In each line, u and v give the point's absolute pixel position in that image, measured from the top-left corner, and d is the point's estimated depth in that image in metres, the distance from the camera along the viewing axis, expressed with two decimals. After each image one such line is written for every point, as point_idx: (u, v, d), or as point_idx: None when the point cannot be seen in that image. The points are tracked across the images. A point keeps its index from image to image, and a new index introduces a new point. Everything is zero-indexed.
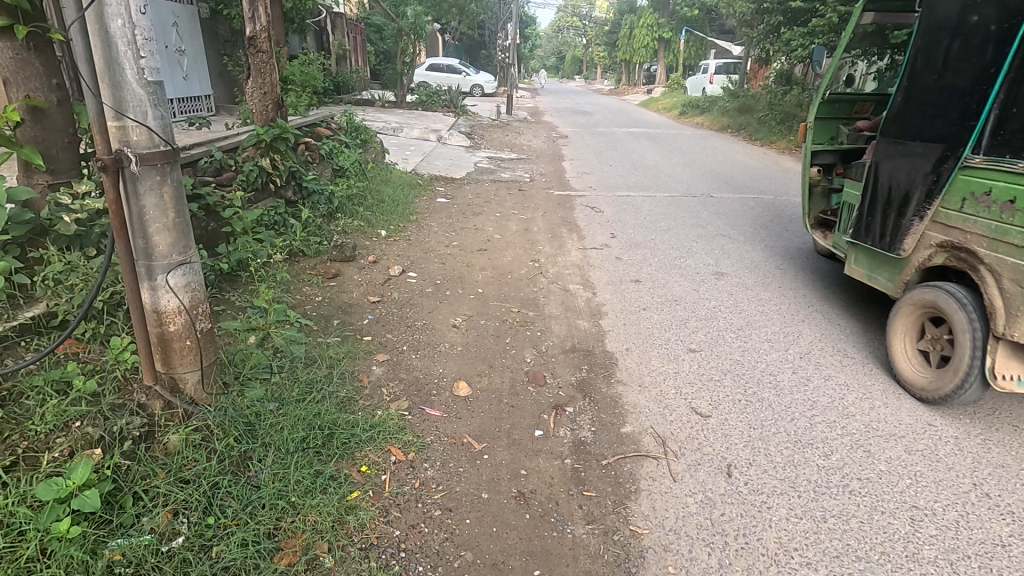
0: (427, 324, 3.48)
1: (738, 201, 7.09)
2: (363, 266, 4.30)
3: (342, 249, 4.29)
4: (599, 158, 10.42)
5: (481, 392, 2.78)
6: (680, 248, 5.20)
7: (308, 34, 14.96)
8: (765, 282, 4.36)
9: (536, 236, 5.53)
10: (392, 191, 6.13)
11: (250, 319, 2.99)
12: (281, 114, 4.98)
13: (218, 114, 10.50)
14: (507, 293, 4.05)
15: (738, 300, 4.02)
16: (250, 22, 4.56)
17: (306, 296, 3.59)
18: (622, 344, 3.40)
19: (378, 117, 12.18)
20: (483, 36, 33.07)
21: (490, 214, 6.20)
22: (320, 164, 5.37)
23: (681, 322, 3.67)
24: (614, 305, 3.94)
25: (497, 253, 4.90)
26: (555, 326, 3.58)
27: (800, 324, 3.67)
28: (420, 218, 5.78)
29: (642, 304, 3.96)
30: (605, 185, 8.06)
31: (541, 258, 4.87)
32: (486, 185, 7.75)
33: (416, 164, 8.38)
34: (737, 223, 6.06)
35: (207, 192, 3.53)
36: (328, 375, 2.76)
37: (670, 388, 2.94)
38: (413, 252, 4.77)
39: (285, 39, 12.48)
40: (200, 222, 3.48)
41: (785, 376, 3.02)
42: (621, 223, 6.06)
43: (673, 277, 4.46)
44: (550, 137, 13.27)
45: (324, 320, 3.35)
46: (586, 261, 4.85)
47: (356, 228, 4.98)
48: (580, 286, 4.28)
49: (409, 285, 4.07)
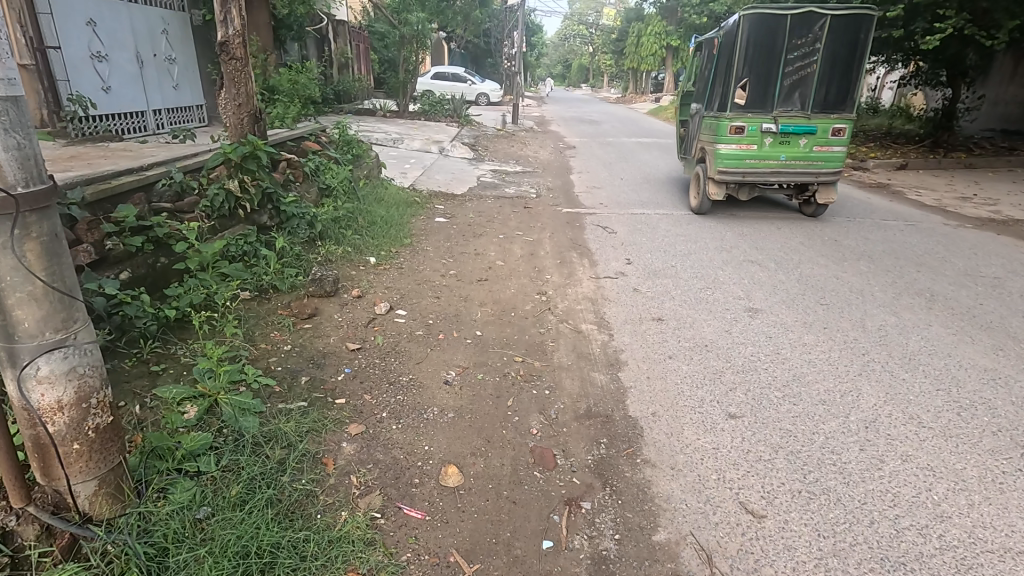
0: (414, 381, 2.92)
1: (763, 220, 6.52)
2: (345, 304, 3.75)
3: (321, 285, 3.75)
4: (609, 171, 9.89)
5: (474, 483, 2.23)
6: (704, 278, 4.64)
7: (307, 42, 14.54)
8: (807, 321, 3.78)
9: (543, 262, 4.99)
10: (385, 211, 5.60)
11: (195, 384, 2.45)
12: (261, 129, 4.47)
13: (209, 125, 10.06)
14: (510, 337, 3.49)
15: (779, 347, 3.44)
16: (222, 25, 4.05)
17: (272, 345, 3.05)
18: (648, 407, 2.83)
19: (378, 128, 11.71)
20: (489, 44, 32.76)
21: (493, 235, 5.67)
22: (304, 183, 4.86)
23: (715, 377, 3.09)
24: (635, 353, 3.38)
25: (500, 284, 4.35)
26: (566, 382, 3.02)
27: (857, 378, 3.09)
28: (415, 241, 5.25)
29: (667, 350, 3.39)
30: (617, 202, 7.50)
31: (549, 290, 4.32)
32: (489, 202, 7.22)
33: (415, 178, 7.87)
34: (764, 246, 5.49)
35: (156, 223, 3.00)
36: (283, 463, 2.20)
37: (710, 473, 2.36)
38: (406, 284, 4.23)
39: (282, 47, 12.05)
40: (147, 259, 2.95)
41: (851, 456, 2.44)
42: (637, 246, 5.50)
43: (700, 315, 3.90)
44: (556, 148, 12.75)
45: (290, 378, 2.80)
46: (599, 293, 4.30)
47: (341, 256, 4.43)
48: (593, 326, 3.72)
49: (396, 327, 3.53)
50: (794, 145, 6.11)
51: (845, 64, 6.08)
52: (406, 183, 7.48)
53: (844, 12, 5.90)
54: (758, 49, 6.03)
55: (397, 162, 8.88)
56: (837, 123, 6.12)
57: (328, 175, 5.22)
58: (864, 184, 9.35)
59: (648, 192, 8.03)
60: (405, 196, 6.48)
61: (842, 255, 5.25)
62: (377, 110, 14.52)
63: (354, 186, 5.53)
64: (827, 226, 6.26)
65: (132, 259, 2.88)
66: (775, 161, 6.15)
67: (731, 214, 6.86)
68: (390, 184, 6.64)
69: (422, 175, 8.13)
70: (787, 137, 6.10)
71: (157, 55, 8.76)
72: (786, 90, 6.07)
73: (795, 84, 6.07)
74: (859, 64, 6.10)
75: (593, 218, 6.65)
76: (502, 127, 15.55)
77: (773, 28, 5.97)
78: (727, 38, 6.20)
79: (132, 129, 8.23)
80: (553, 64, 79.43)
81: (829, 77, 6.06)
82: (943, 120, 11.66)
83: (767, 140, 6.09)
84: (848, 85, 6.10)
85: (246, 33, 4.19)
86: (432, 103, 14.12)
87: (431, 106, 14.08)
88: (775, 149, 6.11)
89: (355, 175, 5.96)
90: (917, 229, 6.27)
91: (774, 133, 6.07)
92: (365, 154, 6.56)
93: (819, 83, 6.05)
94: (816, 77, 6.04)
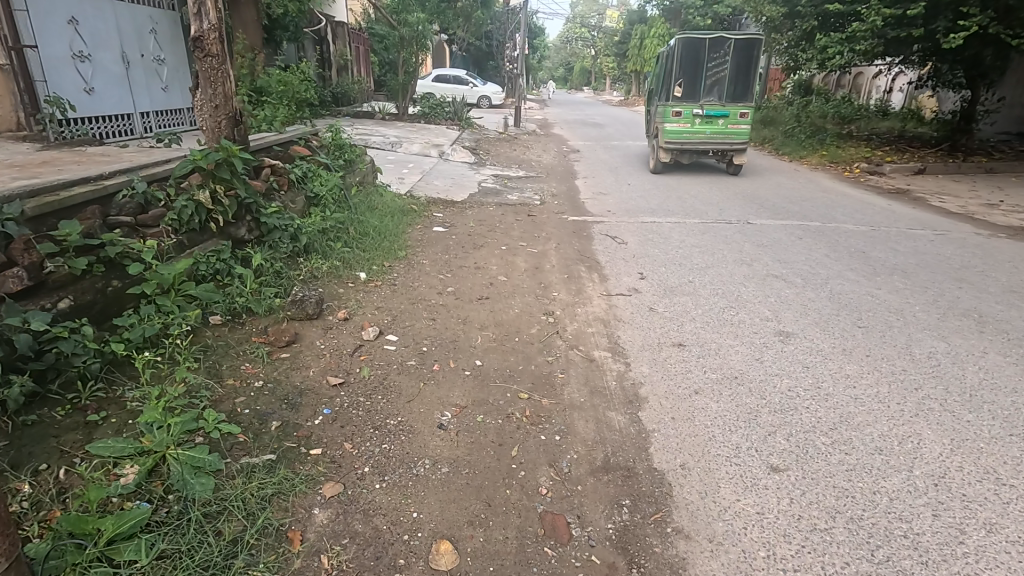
0: (403, 425, 2.52)
1: (782, 229, 6.12)
2: (330, 328, 3.36)
3: (303, 307, 3.35)
4: (616, 176, 9.50)
5: (472, 564, 1.83)
6: (725, 295, 4.24)
7: (305, 43, 14.20)
8: (846, 348, 3.38)
9: (549, 276, 4.61)
10: (379, 221, 5.22)
11: (139, 437, 2.05)
12: (241, 133, 4.08)
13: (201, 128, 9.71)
14: (513, 367, 3.09)
15: (818, 379, 3.04)
16: (195, 18, 3.62)
17: (240, 382, 2.65)
18: (675, 457, 2.44)
19: (376, 131, 11.34)
20: (490, 47, 32.45)
21: (494, 246, 5.30)
22: (291, 192, 4.47)
23: (750, 418, 2.69)
24: (656, 387, 2.98)
25: (503, 303, 3.96)
26: (579, 424, 2.62)
27: (913, 420, 2.68)
28: (410, 253, 4.86)
29: (691, 384, 2.99)
30: (625, 209, 7.11)
31: (557, 309, 3.93)
32: (491, 209, 6.84)
33: (413, 184, 7.48)
34: (787, 258, 5.10)
35: (108, 241, 2.61)
36: (237, 542, 1.80)
37: (756, 547, 1.96)
38: (399, 303, 3.84)
39: (278, 48, 11.69)
40: (96, 283, 2.56)
41: (924, 526, 2.04)
42: (650, 259, 5.11)
43: (725, 340, 3.50)
44: (560, 152, 12.38)
45: (258, 423, 2.41)
46: (612, 313, 3.91)
47: (328, 273, 4.04)
48: (607, 354, 3.32)
49: (386, 356, 3.13)
50: (714, 126, 9.15)
51: (747, 68, 9.05)
52: (403, 189, 7.10)
53: (742, 36, 8.87)
54: (690, 60, 9.05)
55: (394, 167, 8.51)
56: (744, 108, 9.02)
57: (318, 183, 4.84)
58: (883, 190, 8.95)
59: (658, 199, 7.64)
60: (401, 204, 6.10)
61: (873, 268, 4.85)
62: (376, 113, 14.16)
63: (346, 194, 5.14)
64: (851, 236, 5.86)
65: (77, 283, 2.49)
66: (703, 135, 9.19)
67: (747, 222, 6.47)
68: (385, 191, 6.26)
69: (420, 181, 7.74)
70: (711, 119, 9.13)
71: (146, 56, 8.40)
72: (708, 87, 9.11)
73: (713, 83, 9.15)
74: (755, 73, 9.17)
75: (601, 227, 6.26)
76: (504, 130, 15.18)
77: (697, 47, 8.99)
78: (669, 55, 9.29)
79: (117, 132, 7.86)
80: (555, 67, 79.21)
81: (737, 75, 9.04)
82: (961, 123, 11.27)
83: (697, 120, 9.14)
84: (748, 84, 9.09)
85: (223, 28, 3.80)
86: (432, 106, 13.76)
87: (431, 109, 13.71)
88: (702, 126, 9.15)
89: (347, 182, 5.57)
90: (948, 239, 5.87)
91: (702, 115, 9.10)
92: (359, 160, 6.18)
93: (730, 83, 9.06)
94: (727, 80, 9.07)
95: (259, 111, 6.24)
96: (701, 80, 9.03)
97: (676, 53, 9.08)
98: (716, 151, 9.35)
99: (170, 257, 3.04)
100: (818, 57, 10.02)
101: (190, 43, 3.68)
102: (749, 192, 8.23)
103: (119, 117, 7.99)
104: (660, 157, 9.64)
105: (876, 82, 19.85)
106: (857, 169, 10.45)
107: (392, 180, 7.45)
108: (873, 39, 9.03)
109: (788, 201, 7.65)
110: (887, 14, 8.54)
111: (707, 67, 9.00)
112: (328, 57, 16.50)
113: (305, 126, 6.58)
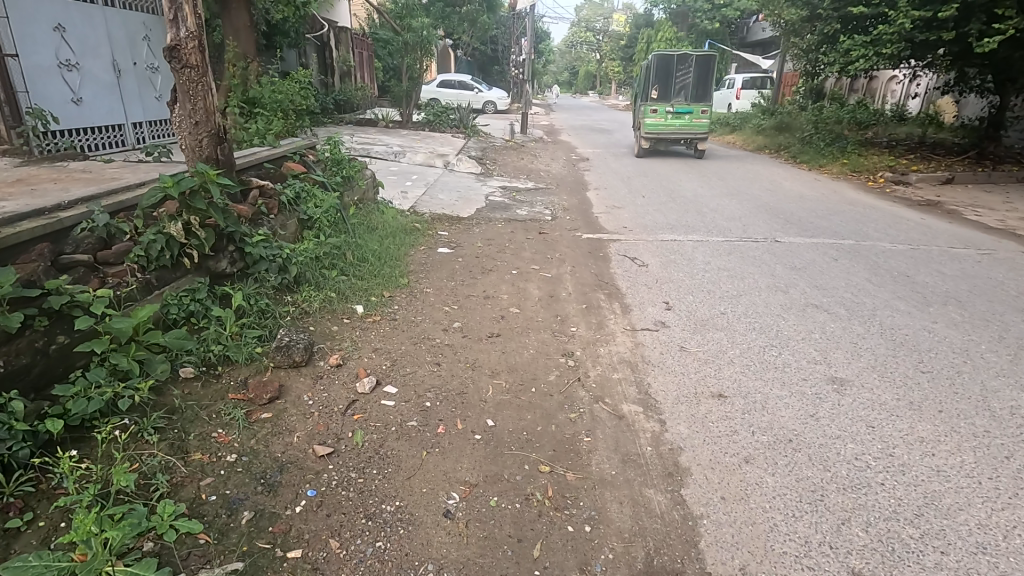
0: (402, 513, 2.10)
1: (813, 249, 5.68)
2: (320, 378, 2.94)
3: (289, 354, 2.93)
4: (629, 188, 9.08)
5: None
6: (762, 331, 3.80)
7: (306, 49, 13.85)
8: (913, 400, 2.93)
9: (565, 306, 4.18)
10: (379, 244, 4.80)
11: (66, 555, 1.63)
12: (226, 152, 3.68)
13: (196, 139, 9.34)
14: (530, 428, 2.66)
15: (888, 444, 2.60)
16: (172, 25, 3.25)
17: (208, 456, 2.23)
18: (732, 556, 2.00)
19: (379, 141, 10.96)
20: (496, 52, 32.14)
21: (504, 270, 4.88)
22: (282, 215, 4.07)
23: (816, 500, 2.25)
24: (699, 454, 2.54)
25: (516, 341, 3.54)
26: (613, 509, 2.19)
27: (1013, 502, 2.23)
28: (413, 279, 4.45)
29: (739, 451, 2.56)
30: (643, 225, 6.68)
31: (576, 348, 3.50)
32: (500, 225, 6.41)
33: (416, 198, 7.07)
34: (825, 284, 4.65)
35: (52, 291, 2.20)
36: None
37: None
38: (401, 343, 3.42)
39: (278, 54, 11.34)
40: (36, 343, 2.15)
41: None
42: (675, 285, 4.68)
43: (770, 389, 3.06)
44: (569, 161, 11.96)
45: (227, 515, 1.99)
46: (639, 354, 3.48)
47: (321, 307, 3.63)
48: (638, 408, 2.89)
49: (383, 413, 2.71)
50: (683, 120, 12.17)
51: (707, 78, 12.28)
52: (406, 205, 6.68)
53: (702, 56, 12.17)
54: (663, 70, 12.54)
55: (397, 180, 8.10)
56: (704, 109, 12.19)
57: (312, 203, 4.43)
58: (912, 201, 8.49)
59: (676, 214, 7.20)
60: (403, 222, 5.69)
61: (922, 295, 4.39)
62: (379, 120, 13.79)
63: (343, 214, 4.74)
64: (890, 257, 5.41)
65: (11, 342, 2.07)
66: (675, 126, 12.21)
67: (774, 240, 6.03)
68: (387, 209, 5.86)
69: (424, 195, 7.33)
70: (680, 114, 12.20)
71: (138, 64, 8.03)
72: (677, 91, 12.61)
73: (681, 87, 12.62)
74: (713, 79, 12.44)
75: (618, 246, 5.83)
76: (510, 137, 14.78)
77: (669, 62, 12.33)
78: (649, 68, 12.89)
79: (107, 144, 7.50)
80: (560, 72, 78.96)
81: (698, 83, 12.52)
82: (989, 129, 10.79)
83: (670, 115, 12.16)
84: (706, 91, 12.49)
85: (204, 36, 3.40)
86: (436, 113, 13.37)
87: (435, 116, 13.33)
88: (674, 120, 12.15)
89: (345, 201, 5.16)
90: (997, 259, 5.40)
91: (673, 111, 12.11)
92: (359, 175, 5.78)
93: (694, 87, 12.39)
94: (689, 91, 12.47)
95: (253, 123, 5.85)
96: (671, 87, 12.58)
97: (654, 64, 12.46)
98: (685, 138, 12.46)
99: (134, 301, 2.63)
100: (840, 61, 9.57)
101: (165, 52, 3.28)
102: (772, 205, 7.79)
103: (109, 129, 7.63)
104: (642, 144, 12.71)
105: (891, 86, 19.38)
106: (881, 178, 9.99)
107: (394, 195, 7.04)
108: (899, 42, 8.60)
109: (815, 215, 7.20)
110: (916, 16, 8.12)
111: (675, 78, 12.51)
112: (330, 64, 16.15)
113: (302, 139, 6.19)
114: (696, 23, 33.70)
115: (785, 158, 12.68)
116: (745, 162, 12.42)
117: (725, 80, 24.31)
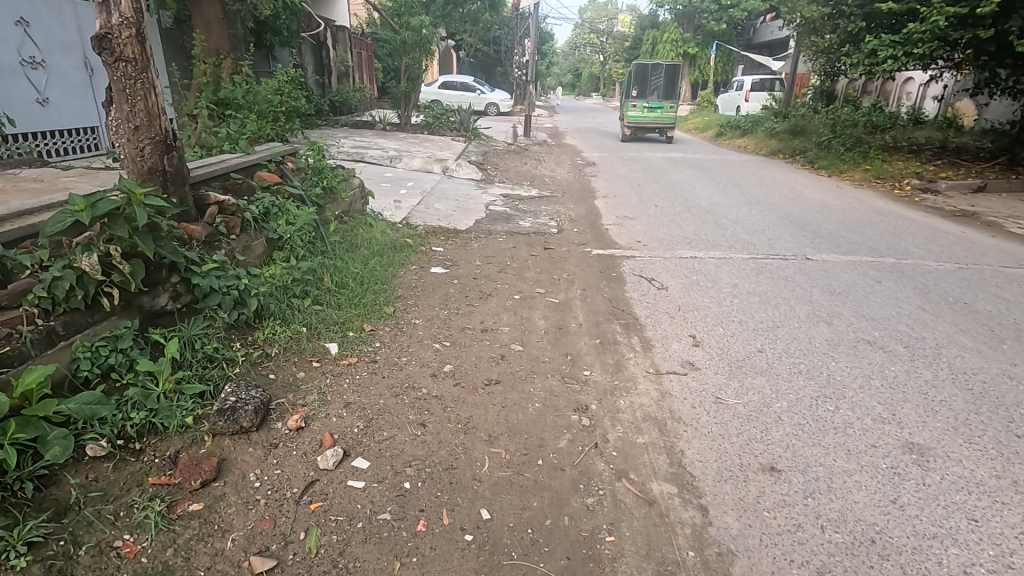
0: None
1: (850, 268, 5.09)
2: (273, 446, 2.35)
3: (234, 419, 2.34)
4: (639, 196, 8.49)
5: None
6: (810, 374, 3.21)
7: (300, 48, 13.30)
8: (1017, 480, 2.34)
9: (576, 341, 3.60)
10: (363, 264, 4.23)
11: None
12: (175, 161, 3.10)
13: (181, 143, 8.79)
14: (536, 522, 2.07)
15: (1001, 549, 2.00)
16: (103, 9, 2.68)
17: None
18: None
19: (374, 145, 10.39)
20: (499, 53, 31.64)
21: (506, 293, 4.30)
22: (245, 234, 3.50)
23: None
24: (758, 564, 1.94)
25: (518, 391, 2.95)
26: None
27: None
28: (400, 307, 3.87)
29: (809, 559, 1.96)
30: (658, 239, 6.09)
31: (591, 401, 2.92)
32: (501, 238, 5.84)
33: (410, 209, 6.48)
34: (873, 313, 4.06)
35: None
36: None
37: None
38: (379, 394, 2.83)
39: (269, 53, 10.80)
40: None
41: None
42: (701, 314, 4.09)
43: (833, 460, 2.47)
44: (575, 166, 11.39)
45: None
46: (666, 408, 2.89)
47: (283, 349, 3.05)
48: (672, 490, 2.30)
49: (349, 500, 2.13)
50: (655, 112, 15.89)
51: (675, 81, 16.40)
52: (398, 215, 6.10)
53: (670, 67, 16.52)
54: (640, 77, 16.71)
55: (390, 187, 7.52)
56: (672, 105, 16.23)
57: (285, 218, 3.86)
58: (945, 212, 7.88)
59: (693, 226, 6.60)
60: (393, 237, 5.11)
61: (989, 328, 3.79)
62: (377, 123, 13.24)
63: (321, 231, 4.16)
64: (940, 278, 4.82)
65: None
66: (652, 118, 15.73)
67: (805, 257, 5.44)
68: (376, 222, 5.27)
69: (418, 204, 6.74)
70: (655, 108, 15.99)
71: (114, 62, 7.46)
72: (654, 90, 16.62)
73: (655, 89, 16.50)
74: (678, 84, 16.60)
75: (632, 264, 5.25)
76: (513, 140, 14.22)
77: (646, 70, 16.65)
78: (633, 72, 16.84)
79: (76, 149, 6.97)
80: (563, 74, 78.53)
81: (668, 86, 16.58)
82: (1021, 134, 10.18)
83: (649, 109, 15.90)
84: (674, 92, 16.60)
85: (143, 23, 2.82)
86: (436, 115, 12.80)
87: (434, 118, 12.76)
88: (649, 113, 15.92)
89: (327, 215, 4.58)
90: None
91: (650, 106, 15.86)
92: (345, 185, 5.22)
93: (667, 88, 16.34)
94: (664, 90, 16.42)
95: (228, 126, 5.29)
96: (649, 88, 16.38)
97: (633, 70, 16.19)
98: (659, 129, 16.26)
99: (29, 358, 2.05)
100: (863, 62, 8.94)
101: (94, 41, 2.70)
102: (795, 215, 7.21)
103: (78, 132, 7.05)
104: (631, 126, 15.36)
105: (907, 88, 18.77)
106: (907, 185, 9.38)
107: (385, 205, 6.45)
108: (932, 41, 8.02)
109: (844, 227, 6.60)
110: (951, 12, 7.53)
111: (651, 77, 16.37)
112: (327, 64, 15.62)
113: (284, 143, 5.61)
114: (702, 23, 33.18)
115: (801, 163, 12.08)
116: (759, 167, 11.82)
117: (734, 82, 23.74)
